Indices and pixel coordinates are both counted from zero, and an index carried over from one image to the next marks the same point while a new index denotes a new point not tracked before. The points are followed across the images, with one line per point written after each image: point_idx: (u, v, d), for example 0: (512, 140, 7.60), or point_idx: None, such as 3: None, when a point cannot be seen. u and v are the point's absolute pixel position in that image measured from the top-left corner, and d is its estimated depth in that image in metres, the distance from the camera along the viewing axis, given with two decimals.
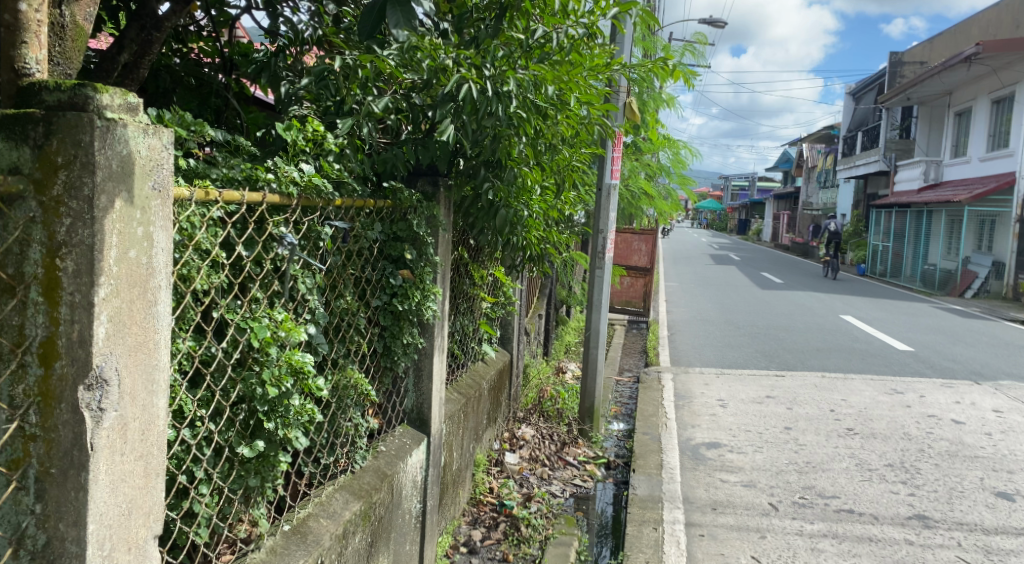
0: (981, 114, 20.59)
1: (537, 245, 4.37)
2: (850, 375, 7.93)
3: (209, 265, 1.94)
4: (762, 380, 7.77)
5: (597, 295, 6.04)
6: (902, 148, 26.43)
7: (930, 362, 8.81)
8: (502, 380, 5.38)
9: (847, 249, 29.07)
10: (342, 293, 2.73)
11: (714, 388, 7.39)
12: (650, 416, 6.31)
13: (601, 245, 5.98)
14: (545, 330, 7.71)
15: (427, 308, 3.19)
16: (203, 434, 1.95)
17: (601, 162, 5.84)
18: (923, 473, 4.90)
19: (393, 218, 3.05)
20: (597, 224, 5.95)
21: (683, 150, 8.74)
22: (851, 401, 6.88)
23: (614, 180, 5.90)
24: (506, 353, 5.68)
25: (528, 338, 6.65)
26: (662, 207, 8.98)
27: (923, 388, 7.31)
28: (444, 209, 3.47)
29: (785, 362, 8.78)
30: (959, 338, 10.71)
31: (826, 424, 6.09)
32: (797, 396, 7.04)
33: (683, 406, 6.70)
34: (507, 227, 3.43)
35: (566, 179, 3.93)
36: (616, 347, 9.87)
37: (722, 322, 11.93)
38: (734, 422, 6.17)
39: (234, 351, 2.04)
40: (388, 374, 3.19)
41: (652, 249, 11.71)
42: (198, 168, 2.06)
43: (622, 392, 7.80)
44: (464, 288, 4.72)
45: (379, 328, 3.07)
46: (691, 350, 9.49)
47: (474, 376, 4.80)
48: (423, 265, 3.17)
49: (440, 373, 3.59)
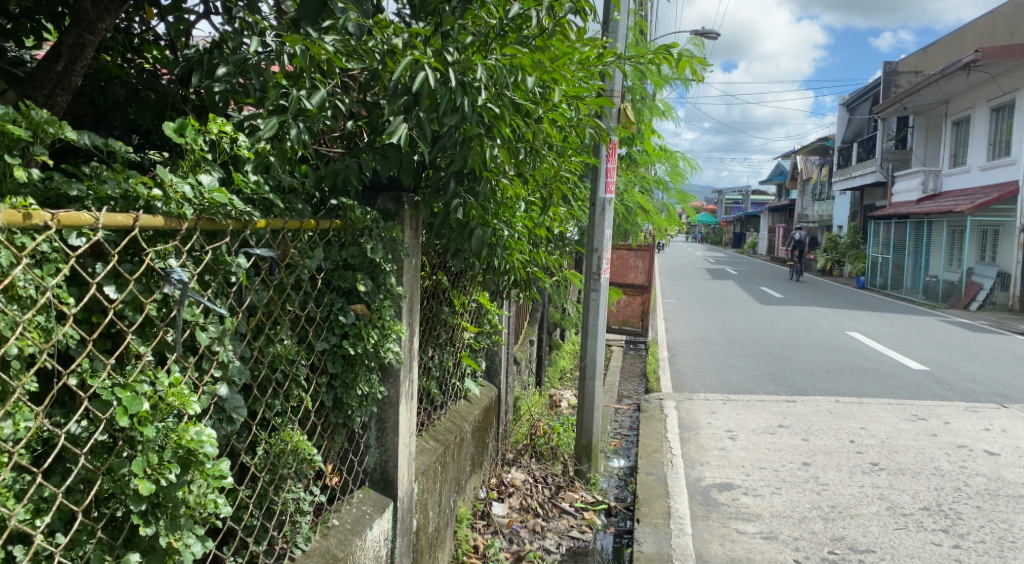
0: (980, 123, 20.22)
1: (523, 267, 3.81)
2: (867, 400, 7.39)
3: (43, 319, 1.44)
4: (772, 407, 7.22)
5: (593, 321, 5.46)
6: (899, 158, 26.05)
7: (949, 383, 8.29)
8: (489, 419, 4.83)
9: (846, 262, 28.62)
10: (273, 338, 2.18)
11: (721, 417, 6.84)
12: (654, 452, 5.75)
13: (597, 266, 5.42)
14: (537, 357, 7.16)
15: (387, 351, 2.64)
16: (40, 550, 1.45)
17: (594, 174, 5.32)
18: (965, 519, 4.37)
19: (342, 242, 2.50)
20: (591, 242, 5.42)
21: (680, 161, 8.24)
22: (871, 430, 6.34)
23: (609, 194, 5.36)
24: (494, 387, 5.12)
25: (519, 367, 6.10)
26: (659, 222, 8.47)
27: (947, 414, 6.78)
28: (410, 229, 2.93)
29: (795, 385, 8.23)
30: (974, 355, 10.20)
31: (848, 458, 5.55)
32: (812, 426, 6.49)
33: (689, 439, 6.15)
34: (484, 250, 2.88)
35: (553, 192, 3.41)
36: (614, 371, 9.32)
37: (725, 342, 11.38)
38: (745, 457, 5.62)
39: (97, 431, 1.53)
40: (341, 432, 2.63)
41: (649, 266, 11.18)
42: (56, 182, 1.58)
43: (622, 422, 7.24)
44: (442, 318, 4.16)
45: (327, 377, 2.52)
46: (694, 374, 8.94)
47: (455, 418, 4.23)
48: (382, 298, 2.62)
49: (408, 423, 3.03)
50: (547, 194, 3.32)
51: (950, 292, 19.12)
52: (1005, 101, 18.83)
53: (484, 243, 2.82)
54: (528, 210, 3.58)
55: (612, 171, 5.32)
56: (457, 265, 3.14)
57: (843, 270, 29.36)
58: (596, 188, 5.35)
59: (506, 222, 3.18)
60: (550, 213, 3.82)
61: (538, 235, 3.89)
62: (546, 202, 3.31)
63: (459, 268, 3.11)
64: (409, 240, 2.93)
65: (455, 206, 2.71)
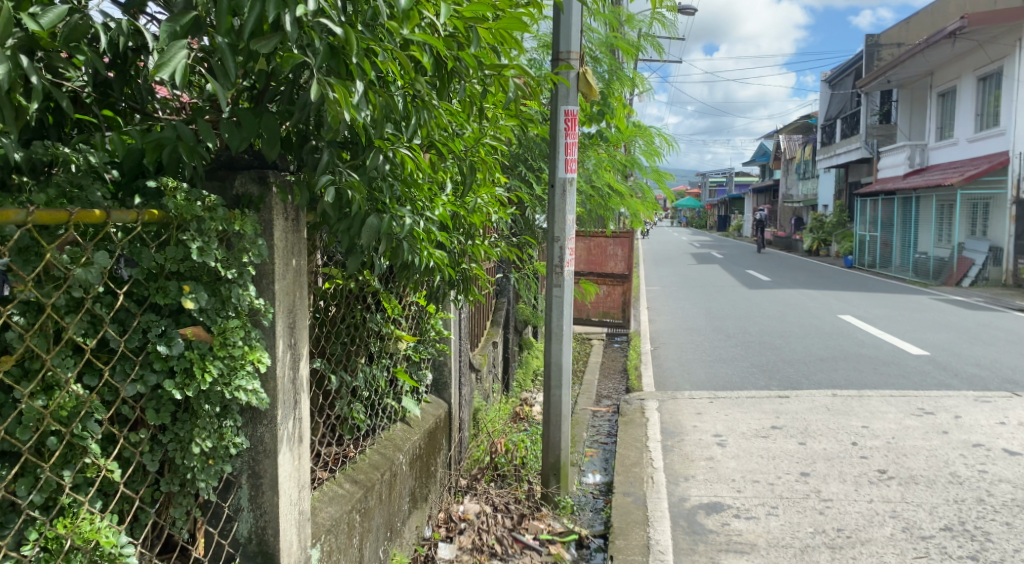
0: (967, 93, 19.62)
1: (456, 264, 3.10)
2: (866, 393, 6.76)
3: None
4: (764, 405, 6.57)
5: (555, 321, 4.72)
6: (884, 133, 25.48)
7: (952, 369, 7.69)
8: (436, 441, 4.14)
9: (832, 241, 28.07)
10: (44, 378, 1.55)
11: (709, 420, 6.18)
12: (632, 467, 5.07)
13: (559, 257, 4.70)
14: (503, 360, 6.46)
15: (239, 393, 1.91)
16: None
17: (552, 150, 4.63)
18: (996, 541, 3.72)
19: (162, 241, 1.80)
20: (550, 229, 4.71)
21: (657, 138, 7.52)
22: (874, 429, 5.70)
23: (571, 173, 4.67)
24: (443, 403, 4.40)
25: (479, 376, 5.41)
26: (635, 207, 7.76)
27: (957, 407, 6.15)
28: (282, 222, 2.22)
29: (787, 377, 7.60)
30: (975, 335, 9.62)
31: (852, 465, 4.90)
32: (809, 427, 5.84)
33: (672, 448, 5.47)
34: (381, 239, 2.16)
35: (482, 167, 2.71)
36: (592, 369, 8.64)
37: (710, 331, 10.71)
38: (735, 468, 4.95)
39: None
40: (183, 503, 1.93)
41: (628, 254, 10.47)
42: None
43: (600, 428, 6.56)
44: (364, 329, 3.47)
45: (150, 431, 1.81)
46: (677, 369, 8.27)
47: (388, 447, 3.54)
48: (231, 318, 1.90)
49: (296, 474, 2.33)
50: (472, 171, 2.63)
51: (940, 269, 18.58)
52: (992, 69, 18.22)
53: (380, 233, 2.12)
54: (451, 191, 2.87)
55: (574, 146, 4.65)
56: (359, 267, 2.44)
57: (829, 249, 28.83)
58: (555, 166, 4.66)
59: (417, 205, 2.48)
60: (483, 193, 3.11)
61: (474, 224, 3.19)
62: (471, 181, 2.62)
63: (358, 272, 2.40)
64: (281, 238, 2.22)
65: (325, 182, 1.99)
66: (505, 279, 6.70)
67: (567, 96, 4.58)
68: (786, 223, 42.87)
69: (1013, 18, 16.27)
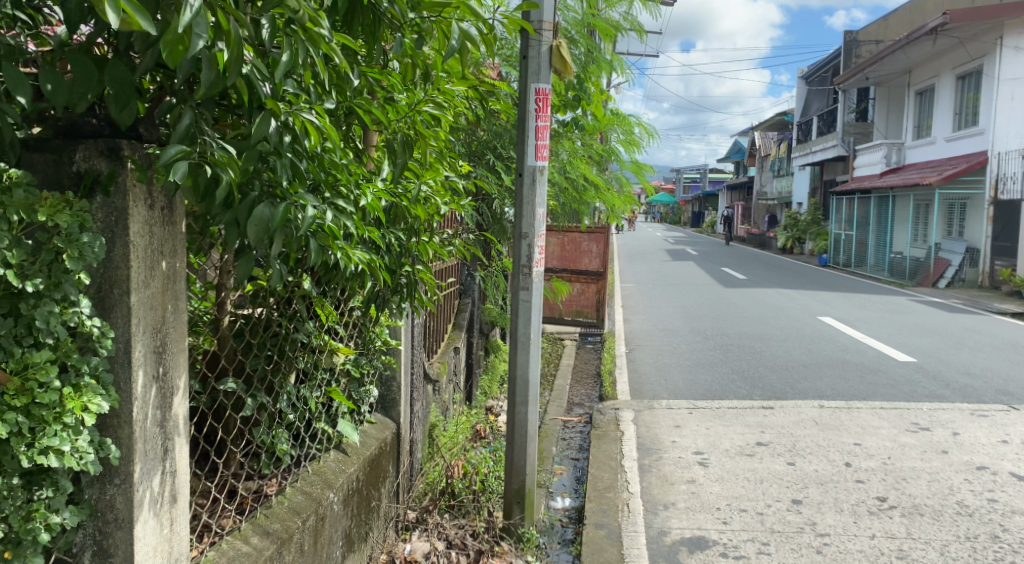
0: (945, 91, 19.38)
1: (397, 265, 2.55)
2: (855, 405, 6.32)
3: None
4: (747, 417, 6.10)
5: (521, 330, 4.17)
6: (861, 131, 25.27)
7: (942, 378, 7.28)
8: (380, 469, 3.58)
9: (806, 239, 27.88)
10: None
11: (689, 435, 5.69)
12: (605, 492, 4.57)
13: (527, 256, 4.15)
14: (466, 367, 5.92)
15: (48, 452, 1.45)
16: None
17: (520, 133, 4.08)
18: None
19: None
20: (517, 224, 4.16)
21: (636, 128, 7.00)
22: (867, 447, 5.24)
23: (541, 161, 4.12)
24: (390, 423, 3.86)
25: (436, 387, 4.87)
26: (612, 201, 7.25)
27: (952, 422, 5.72)
28: (143, 213, 1.64)
29: (770, 385, 7.14)
30: (960, 341, 9.26)
31: (848, 492, 4.42)
32: (798, 444, 5.37)
33: (650, 469, 4.96)
34: (272, 238, 1.60)
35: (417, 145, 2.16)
36: (564, 374, 8.12)
37: (688, 333, 10.25)
38: (719, 495, 4.45)
39: None
40: None
41: (604, 251, 9.98)
42: None
43: (571, 441, 6.06)
44: (285, 343, 2.93)
45: None
46: (654, 374, 7.79)
47: (318, 482, 2.97)
48: (37, 346, 1.44)
49: (165, 549, 1.76)
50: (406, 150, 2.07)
51: (916, 269, 18.36)
52: (972, 68, 17.97)
53: (271, 229, 1.58)
54: (382, 180, 2.31)
55: (546, 127, 4.09)
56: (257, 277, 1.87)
57: (803, 247, 28.65)
58: (523, 151, 4.09)
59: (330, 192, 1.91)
60: (426, 180, 2.56)
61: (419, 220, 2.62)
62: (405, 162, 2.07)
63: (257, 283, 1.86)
64: (141, 236, 1.64)
65: (177, 153, 1.41)
66: (471, 279, 6.15)
67: (538, 72, 4.03)
68: (760, 220, 42.78)
69: (995, 15, 15.98)
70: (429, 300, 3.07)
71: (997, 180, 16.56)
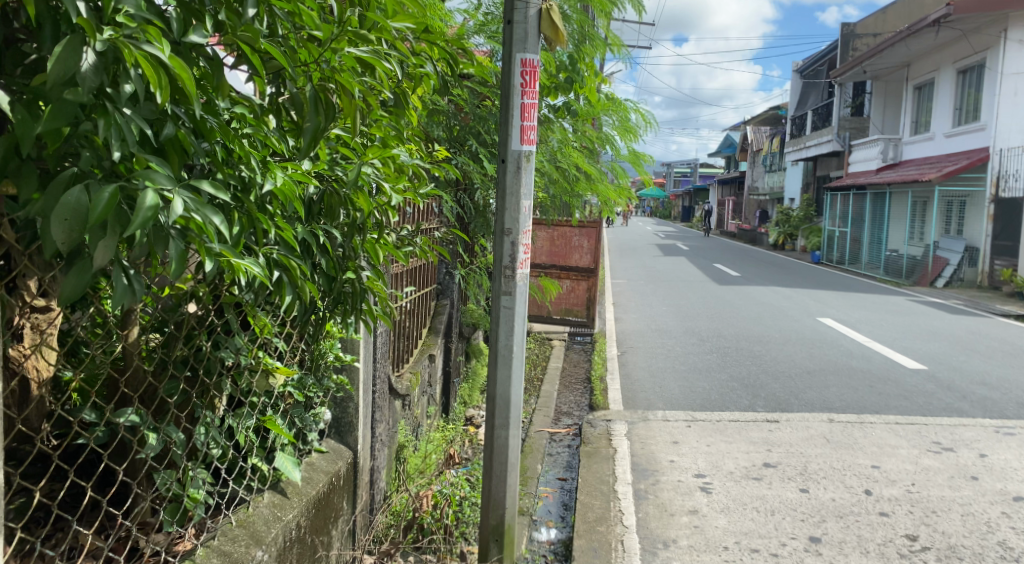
0: (945, 86, 18.90)
1: (336, 269, 2.02)
2: (868, 420, 5.80)
3: None
4: (751, 433, 5.56)
5: (503, 342, 3.60)
6: (857, 126, 24.79)
7: (958, 389, 6.77)
8: (330, 509, 3.03)
9: (799, 235, 27.42)
10: None
11: (688, 453, 5.14)
12: (596, 525, 4.02)
13: (510, 256, 3.57)
14: (443, 376, 5.34)
15: None
16: None
17: (504, 113, 3.50)
18: None
19: None
20: (499, 219, 3.57)
21: (632, 113, 6.43)
22: (886, 470, 4.72)
23: (527, 146, 3.53)
24: (345, 452, 3.31)
25: (404, 402, 4.30)
26: (606, 193, 6.69)
27: (978, 441, 5.20)
28: None
29: (774, 395, 6.61)
30: (969, 346, 8.77)
31: (873, 528, 3.89)
32: (810, 467, 4.83)
33: (646, 495, 4.43)
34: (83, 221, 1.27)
35: (343, 107, 1.68)
36: (551, 379, 7.56)
37: (682, 334, 9.72)
38: (726, 530, 3.91)
39: None
40: None
41: (594, 247, 9.44)
42: None
43: (557, 457, 5.52)
44: (203, 362, 2.35)
45: None
46: (647, 381, 7.24)
47: (242, 537, 2.39)
48: None
49: None
50: (322, 113, 1.61)
51: (912, 268, 17.90)
52: (975, 61, 17.48)
53: (84, 223, 1.25)
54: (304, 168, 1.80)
55: (535, 106, 3.52)
56: (117, 296, 1.43)
57: (795, 244, 28.20)
58: (506, 135, 3.51)
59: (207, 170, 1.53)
60: (372, 161, 2.00)
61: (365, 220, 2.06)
62: (323, 128, 1.62)
63: (121, 304, 1.43)
64: None
65: None
66: (450, 277, 5.55)
67: (525, 41, 3.45)
68: (751, 215, 42.34)
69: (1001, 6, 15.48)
70: (386, 314, 2.49)
71: (999, 177, 16.10)
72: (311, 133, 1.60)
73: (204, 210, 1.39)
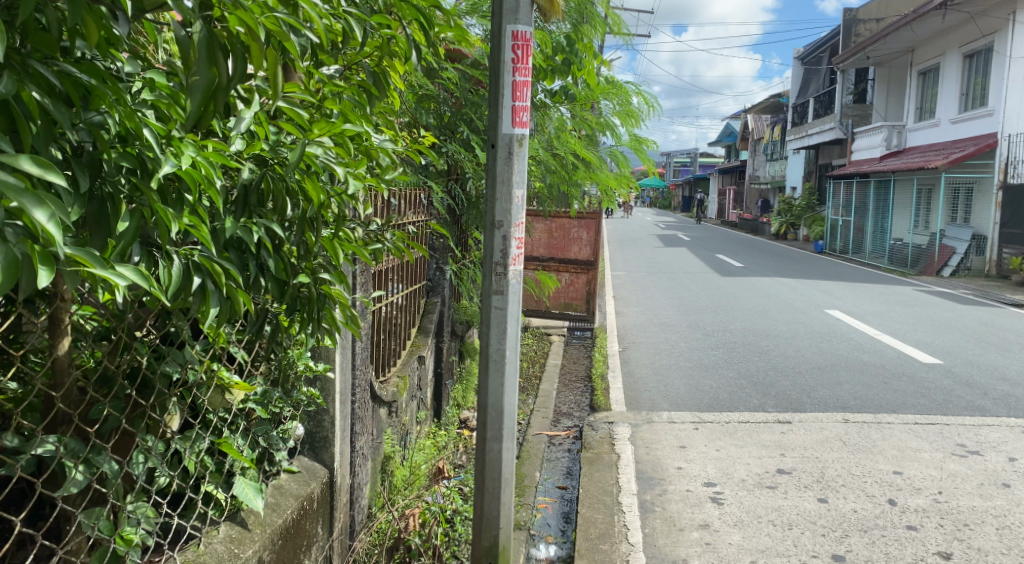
0: (951, 70, 18.51)
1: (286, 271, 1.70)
2: (886, 419, 5.47)
3: None
4: (762, 436, 5.25)
5: (494, 347, 3.26)
6: (860, 113, 24.41)
7: (977, 385, 6.44)
8: (302, 537, 2.72)
9: (801, 225, 27.10)
10: None
11: (697, 460, 4.83)
12: (599, 542, 3.70)
13: (501, 251, 3.24)
14: (435, 378, 5.02)
15: None
16: None
17: (493, 94, 3.16)
18: None
19: None
20: (489, 211, 3.24)
21: (634, 97, 6.08)
22: (910, 476, 4.39)
23: (519, 129, 3.19)
24: (321, 470, 2.98)
25: (392, 410, 3.99)
26: (606, 181, 6.34)
27: (1005, 443, 4.88)
28: None
29: (784, 394, 6.30)
30: (984, 338, 8.45)
31: (900, 545, 3.57)
32: (828, 473, 4.51)
33: (653, 507, 4.11)
34: None
35: (253, 56, 1.40)
36: (551, 377, 7.24)
37: (686, 328, 9.39)
38: (740, 548, 3.59)
39: None
40: None
41: (595, 239, 9.13)
42: None
43: (557, 462, 5.21)
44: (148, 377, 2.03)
45: None
46: (651, 379, 6.92)
47: None
48: None
49: None
50: (217, 62, 1.32)
51: (918, 257, 17.56)
52: (982, 45, 17.09)
53: None
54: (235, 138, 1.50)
55: (527, 84, 3.18)
56: None
57: (797, 234, 27.86)
58: (496, 117, 3.18)
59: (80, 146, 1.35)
60: (321, 137, 1.63)
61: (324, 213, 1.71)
62: (220, 84, 1.34)
63: None
64: None
65: None
66: (440, 274, 5.17)
67: (517, 11, 3.10)
68: (752, 205, 41.94)
69: None
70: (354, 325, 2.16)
71: (1008, 163, 15.73)
72: (201, 90, 1.31)
73: (24, 199, 1.16)
